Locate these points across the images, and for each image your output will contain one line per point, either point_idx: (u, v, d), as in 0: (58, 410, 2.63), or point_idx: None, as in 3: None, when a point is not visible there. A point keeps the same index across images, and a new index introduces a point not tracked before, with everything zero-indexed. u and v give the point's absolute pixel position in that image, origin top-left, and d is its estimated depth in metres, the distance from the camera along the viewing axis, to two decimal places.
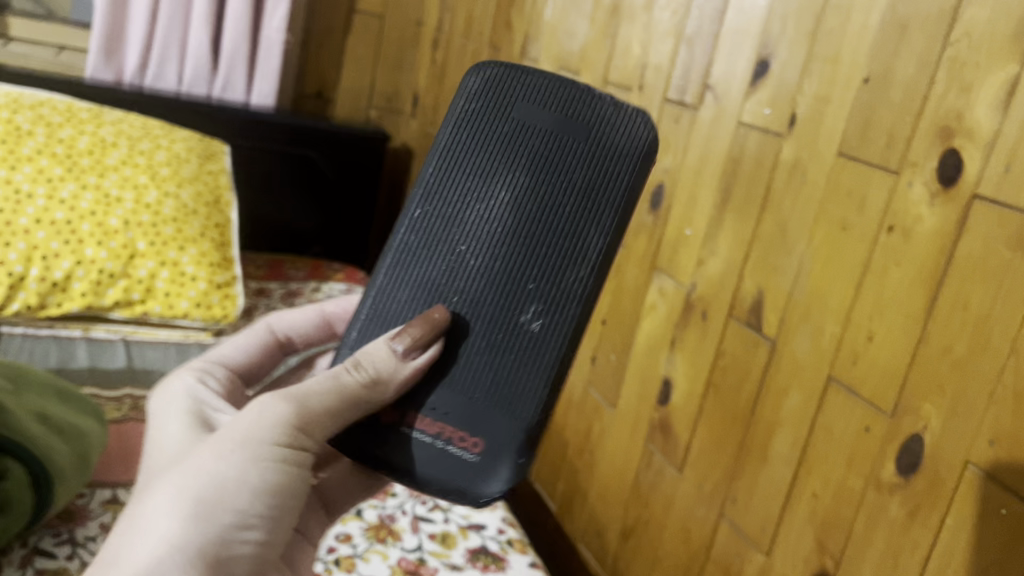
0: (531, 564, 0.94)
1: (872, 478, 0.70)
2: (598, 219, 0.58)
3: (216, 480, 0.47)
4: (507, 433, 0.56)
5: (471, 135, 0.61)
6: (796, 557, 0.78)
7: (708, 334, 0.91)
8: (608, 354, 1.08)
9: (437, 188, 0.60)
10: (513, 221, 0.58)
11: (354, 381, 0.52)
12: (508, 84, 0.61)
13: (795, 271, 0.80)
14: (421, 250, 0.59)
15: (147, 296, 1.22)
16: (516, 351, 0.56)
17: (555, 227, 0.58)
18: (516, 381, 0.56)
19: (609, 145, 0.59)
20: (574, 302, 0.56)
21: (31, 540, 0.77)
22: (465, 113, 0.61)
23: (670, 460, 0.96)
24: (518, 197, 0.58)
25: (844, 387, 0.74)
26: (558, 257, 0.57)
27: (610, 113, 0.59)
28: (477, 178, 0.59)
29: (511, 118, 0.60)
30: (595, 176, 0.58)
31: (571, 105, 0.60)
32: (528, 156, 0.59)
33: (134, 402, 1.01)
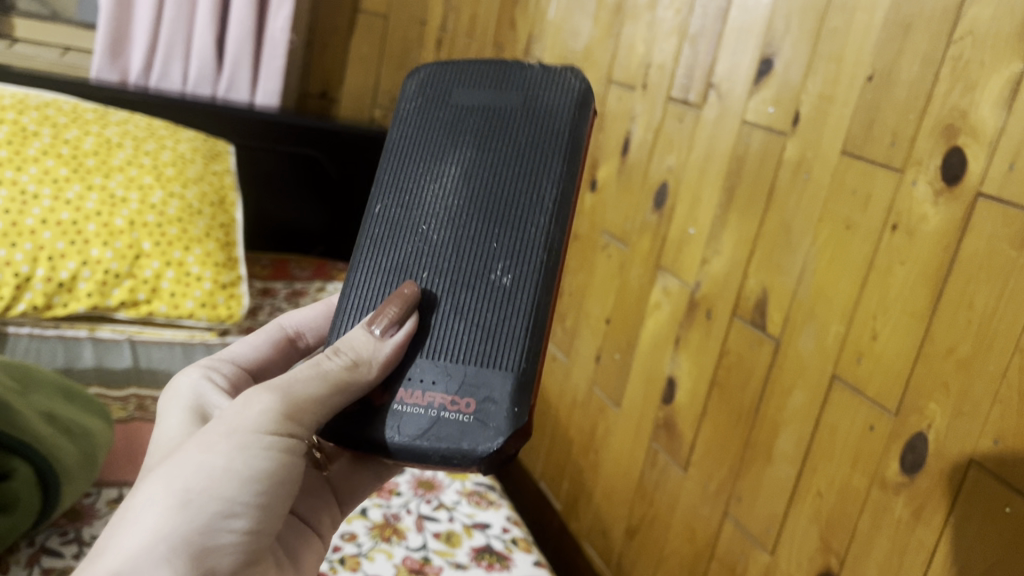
0: (535, 563, 0.94)
1: (876, 477, 0.70)
2: (548, 169, 0.61)
3: (202, 468, 0.47)
4: (498, 385, 0.57)
5: (418, 130, 0.66)
6: (801, 556, 0.78)
7: (712, 333, 0.91)
8: (613, 353, 1.08)
9: (395, 179, 0.64)
10: (469, 190, 0.62)
11: (337, 366, 0.53)
12: (440, 84, 0.67)
13: (800, 270, 0.80)
14: (389, 234, 0.62)
15: (152, 296, 1.22)
16: (488, 305, 0.58)
17: (509, 186, 0.61)
18: (495, 335, 0.58)
19: (544, 103, 0.64)
20: (537, 250, 0.59)
21: (37, 540, 0.77)
22: (408, 115, 0.67)
23: (674, 459, 0.96)
24: (470, 168, 0.62)
25: (848, 386, 0.74)
26: (516, 211, 0.60)
27: (539, 77, 0.65)
28: (429, 161, 0.64)
29: (451, 107, 0.66)
30: (538, 133, 0.63)
31: (501, 80, 0.65)
32: (473, 132, 0.64)
33: (140, 401, 1.02)
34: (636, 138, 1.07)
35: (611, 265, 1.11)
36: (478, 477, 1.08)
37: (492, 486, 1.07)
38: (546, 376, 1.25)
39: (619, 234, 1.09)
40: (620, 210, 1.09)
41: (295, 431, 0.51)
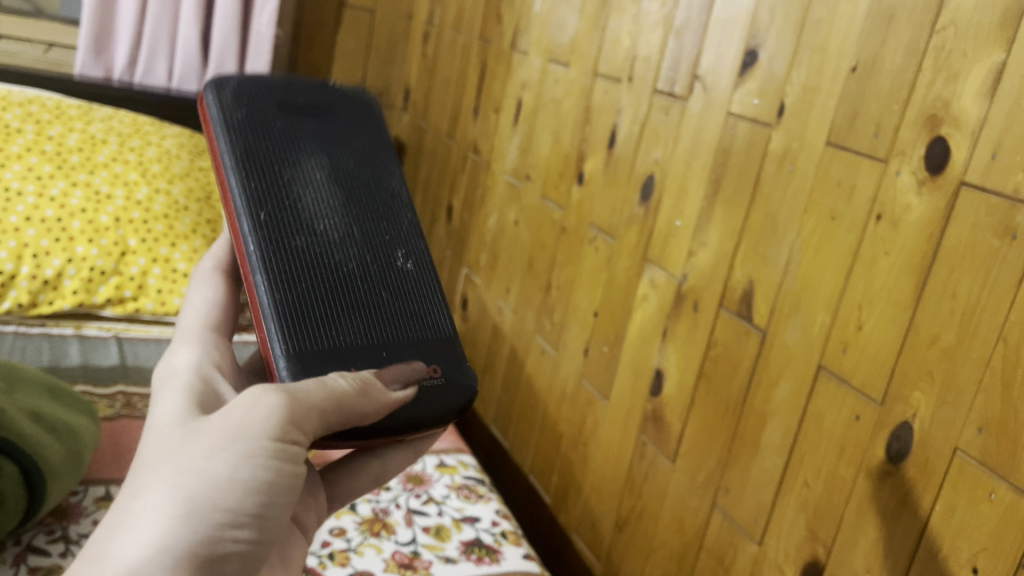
0: (525, 556, 0.94)
1: (862, 467, 0.71)
2: (390, 174, 0.65)
3: (204, 477, 0.45)
4: (445, 345, 0.60)
5: (255, 136, 0.59)
6: (788, 546, 0.78)
7: (699, 324, 0.91)
8: (601, 346, 1.09)
9: (261, 184, 0.57)
10: (343, 193, 0.61)
11: (346, 386, 0.51)
12: (251, 91, 0.61)
13: (785, 262, 0.80)
14: (284, 241, 0.56)
15: (139, 293, 1.22)
16: (401, 290, 0.59)
17: (372, 188, 0.63)
18: (426, 307, 0.60)
19: (358, 119, 0.67)
20: (421, 236, 0.63)
21: (24, 538, 0.77)
22: (236, 121, 0.59)
23: (663, 451, 0.96)
24: (333, 171, 0.61)
25: (834, 376, 0.74)
26: (389, 208, 0.63)
27: (339, 95, 0.67)
28: (292, 168, 0.59)
29: (275, 115, 0.61)
30: (366, 144, 0.65)
31: (310, 91, 0.64)
32: (315, 137, 0.62)
33: (127, 399, 1.01)
34: (622, 131, 1.07)
35: (598, 258, 1.11)
36: (467, 471, 1.08)
37: (481, 480, 1.07)
38: (534, 370, 1.25)
39: (607, 227, 1.09)
40: (607, 203, 1.09)
41: (298, 438, 0.48)
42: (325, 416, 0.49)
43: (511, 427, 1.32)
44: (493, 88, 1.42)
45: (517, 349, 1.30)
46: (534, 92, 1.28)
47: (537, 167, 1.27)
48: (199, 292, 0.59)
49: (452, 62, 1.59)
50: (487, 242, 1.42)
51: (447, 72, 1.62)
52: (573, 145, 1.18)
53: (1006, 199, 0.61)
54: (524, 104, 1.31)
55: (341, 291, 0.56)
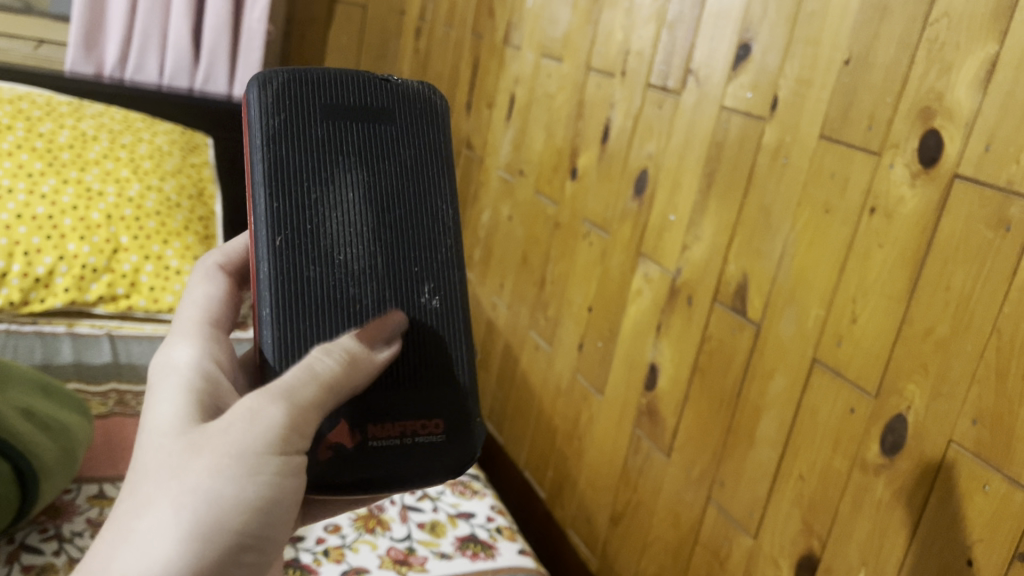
0: (520, 551, 0.94)
1: (857, 460, 0.71)
2: (441, 188, 0.61)
3: (210, 496, 0.42)
4: (455, 397, 0.59)
5: (292, 147, 0.56)
6: (783, 539, 0.78)
7: (693, 319, 0.91)
8: (595, 341, 1.08)
9: (286, 203, 0.55)
10: (375, 216, 0.57)
11: (333, 366, 0.49)
12: (297, 90, 0.57)
13: (779, 255, 0.80)
14: (297, 274, 0.54)
15: (131, 291, 1.21)
16: (418, 328, 0.58)
17: (414, 208, 0.59)
18: (441, 350, 0.59)
19: (417, 120, 0.61)
20: (454, 268, 0.60)
21: (17, 537, 0.76)
22: (274, 128, 0.56)
23: (657, 445, 0.96)
24: (369, 189, 0.58)
25: (828, 369, 0.74)
26: (427, 232, 0.59)
27: (403, 91, 0.61)
28: (324, 186, 0.56)
29: (318, 120, 0.57)
30: (419, 152, 0.61)
31: (366, 90, 0.60)
32: (359, 148, 0.58)
33: (120, 396, 1.01)
34: (615, 125, 1.07)
35: (592, 253, 1.11)
36: None
37: (476, 476, 1.07)
38: (529, 365, 1.25)
39: (600, 222, 1.09)
40: (601, 198, 1.09)
41: (299, 447, 0.46)
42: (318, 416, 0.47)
43: (505, 423, 1.32)
44: (486, 83, 1.42)
45: (512, 345, 1.30)
46: (527, 87, 1.28)
47: (531, 162, 1.27)
48: (199, 288, 0.58)
49: (445, 58, 1.59)
50: (481, 238, 1.42)
51: (440, 67, 1.61)
52: (567, 140, 1.18)
53: (999, 191, 0.61)
54: (517, 98, 1.31)
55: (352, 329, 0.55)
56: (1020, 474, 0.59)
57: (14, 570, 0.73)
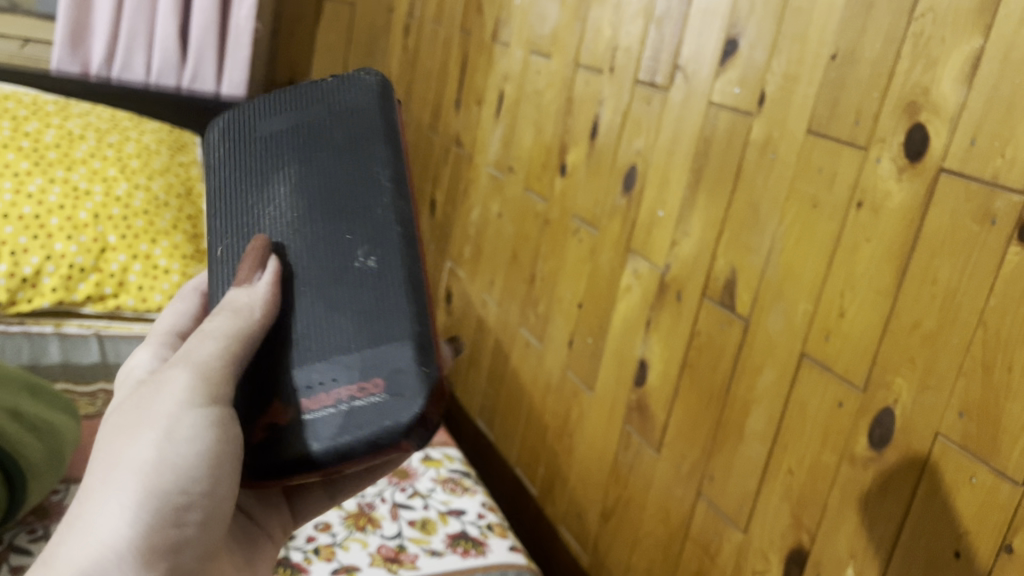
0: (511, 548, 0.94)
1: (846, 453, 0.71)
2: (373, 156, 0.61)
3: (135, 464, 0.47)
4: (395, 353, 0.53)
5: (233, 169, 0.64)
6: (773, 533, 0.79)
7: (682, 314, 0.91)
8: (585, 337, 1.09)
9: (234, 225, 0.61)
10: (302, 202, 0.60)
11: (223, 321, 0.52)
12: (241, 122, 0.66)
13: (767, 250, 0.81)
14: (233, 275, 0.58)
15: (119, 290, 1.21)
16: (350, 294, 0.56)
17: (343, 182, 0.60)
18: (378, 309, 0.55)
19: (349, 105, 0.63)
20: (392, 226, 0.58)
21: (5, 537, 0.76)
22: (219, 159, 0.65)
23: (648, 441, 0.96)
24: (297, 178, 0.60)
25: (817, 363, 0.75)
26: (359, 201, 0.59)
27: (337, 84, 0.65)
28: (254, 191, 0.61)
29: (257, 138, 0.64)
30: (353, 130, 0.62)
31: (303, 96, 0.65)
32: (292, 145, 0.62)
33: (109, 396, 1.00)
34: (604, 121, 1.07)
35: (582, 250, 1.11)
36: (453, 464, 1.08)
37: (467, 473, 1.07)
38: (519, 362, 1.25)
39: (590, 219, 1.09)
40: (590, 195, 1.09)
41: (217, 404, 0.50)
42: (231, 371, 0.52)
43: (496, 420, 1.32)
44: (475, 80, 1.41)
45: (502, 342, 1.30)
46: (516, 84, 1.28)
47: (520, 159, 1.27)
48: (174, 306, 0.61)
49: (433, 55, 1.59)
50: (471, 235, 1.42)
51: (428, 64, 1.61)
52: (556, 137, 1.18)
53: (985, 185, 0.61)
54: (506, 96, 1.31)
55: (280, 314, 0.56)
56: (1006, 466, 0.59)
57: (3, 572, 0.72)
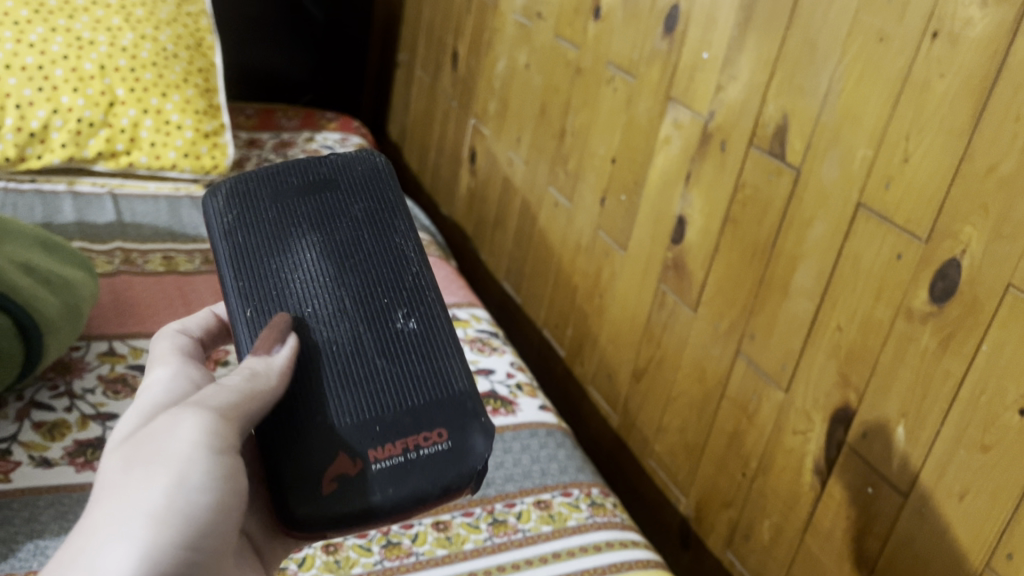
0: (541, 407, 0.93)
1: (902, 307, 0.67)
2: (417, 268, 0.57)
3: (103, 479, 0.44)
4: (367, 436, 0.50)
5: (253, 234, 0.55)
6: (818, 392, 0.75)
7: (727, 165, 0.85)
8: (619, 195, 1.03)
9: (274, 290, 0.53)
10: (340, 274, 0.54)
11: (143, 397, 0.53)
12: (249, 184, 0.56)
13: (824, 91, 0.74)
14: (257, 263, 0.54)
15: (131, 147, 1.18)
16: (400, 407, 0.52)
17: (382, 275, 0.55)
18: (390, 402, 0.52)
19: (374, 193, 0.58)
20: (446, 346, 0.55)
21: (27, 393, 0.81)
22: (242, 218, 0.55)
23: (684, 299, 0.92)
24: (329, 246, 0.55)
25: (874, 214, 0.69)
26: (408, 303, 0.55)
27: (329, 164, 0.58)
28: (281, 255, 0.54)
29: (271, 205, 0.56)
30: (400, 241, 0.57)
31: (305, 168, 0.58)
32: (320, 211, 0.56)
33: (126, 254, 1.04)
34: None
35: (617, 100, 1.03)
36: (480, 324, 1.05)
37: (495, 333, 1.04)
38: (547, 223, 1.20)
39: (626, 65, 1.02)
40: (627, 39, 1.01)
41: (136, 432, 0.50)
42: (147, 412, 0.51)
43: (524, 281, 1.29)
44: None
45: (529, 202, 1.25)
46: None
47: (549, 4, 1.18)
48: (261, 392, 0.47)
49: None
50: (496, 89, 1.33)
51: None
52: None
53: None
54: None
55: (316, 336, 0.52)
56: None
57: (6, 441, 0.75)
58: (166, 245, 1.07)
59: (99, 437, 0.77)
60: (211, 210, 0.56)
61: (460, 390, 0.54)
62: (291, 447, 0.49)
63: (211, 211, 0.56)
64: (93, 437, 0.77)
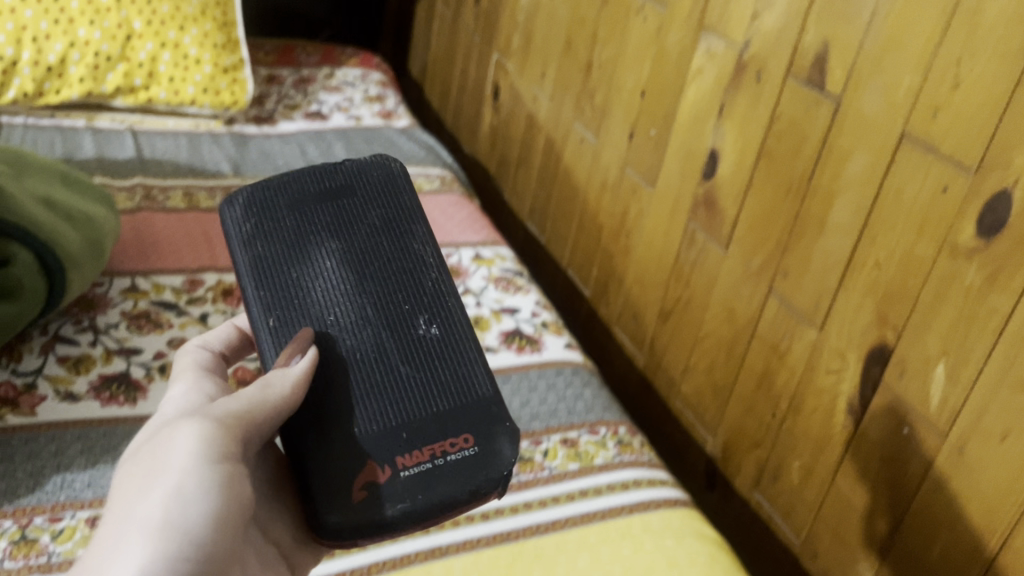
0: (566, 346, 0.91)
1: (946, 243, 0.64)
2: (437, 276, 0.57)
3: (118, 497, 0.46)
4: (395, 445, 0.50)
5: (273, 241, 0.54)
6: (853, 332, 0.73)
7: (762, 97, 0.82)
8: (648, 130, 1.00)
9: (297, 299, 0.52)
10: (362, 284, 0.54)
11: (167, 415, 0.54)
12: (265, 191, 0.56)
13: (869, 16, 0.70)
14: (278, 272, 0.53)
15: (150, 82, 1.16)
16: (426, 417, 0.51)
17: (403, 283, 0.55)
18: (416, 410, 0.51)
19: (389, 202, 0.58)
20: (469, 352, 0.55)
21: (51, 328, 0.80)
22: (260, 226, 0.54)
23: (714, 237, 0.90)
24: (350, 255, 0.54)
25: (919, 145, 0.66)
26: (430, 311, 0.55)
27: (343, 172, 0.58)
28: (302, 263, 0.53)
29: (288, 212, 0.55)
30: (418, 249, 0.57)
31: (320, 176, 0.57)
32: (338, 220, 0.56)
33: (147, 191, 1.02)
34: None
35: (647, 30, 1.00)
36: (505, 263, 1.03)
37: (520, 272, 1.02)
38: (572, 160, 1.17)
39: None
40: None
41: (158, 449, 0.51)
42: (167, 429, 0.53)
43: (547, 221, 1.26)
44: None
45: (554, 139, 1.22)
46: None
47: None
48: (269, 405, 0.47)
49: None
50: (520, 21, 1.29)
51: None
52: None
53: None
54: None
55: (342, 345, 0.52)
56: None
57: (30, 375, 0.75)
58: (187, 182, 1.06)
59: (124, 372, 0.77)
60: (227, 219, 0.55)
61: (484, 395, 0.54)
62: (322, 457, 0.49)
63: (227, 218, 0.55)
64: (118, 372, 0.77)
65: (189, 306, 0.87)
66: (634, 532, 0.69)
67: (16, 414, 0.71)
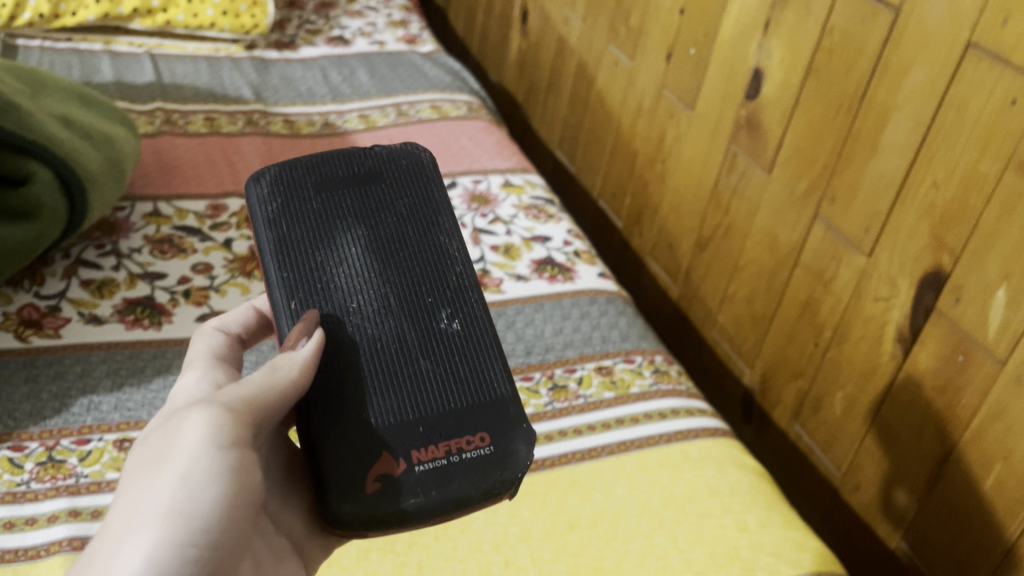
0: (600, 275, 0.88)
1: (1013, 160, 0.60)
2: (465, 268, 0.51)
3: None
4: (408, 439, 0.45)
5: (296, 223, 0.50)
6: (906, 257, 0.70)
7: (812, 8, 0.76)
8: (687, 49, 0.95)
9: (316, 284, 0.48)
10: (386, 272, 0.49)
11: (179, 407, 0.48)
12: (293, 171, 0.51)
13: None
14: (300, 255, 0.49)
15: (167, 4, 1.12)
16: (444, 414, 0.46)
17: (429, 273, 0.50)
18: (434, 406, 0.46)
19: (421, 188, 0.53)
20: (494, 351, 0.49)
21: (73, 252, 0.79)
22: (284, 206, 0.50)
23: (757, 161, 0.86)
24: (375, 241, 0.50)
25: (987, 55, 0.61)
26: (457, 304, 0.50)
27: (375, 156, 0.53)
28: (324, 248, 0.49)
29: (314, 194, 0.51)
30: (447, 238, 0.52)
31: (350, 159, 0.53)
32: (366, 204, 0.51)
33: (167, 115, 0.99)
34: None
35: None
36: (535, 190, 0.99)
37: (551, 199, 0.99)
38: (605, 85, 1.13)
39: None
40: None
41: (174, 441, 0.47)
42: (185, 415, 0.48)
43: (578, 149, 1.22)
44: None
45: (586, 63, 1.17)
46: None
47: None
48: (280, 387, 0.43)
49: None
50: None
51: None
52: None
53: None
54: None
55: (360, 334, 0.47)
56: None
57: (53, 298, 0.73)
58: (208, 106, 1.03)
59: (148, 296, 0.75)
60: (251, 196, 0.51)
61: (504, 394, 0.48)
62: (334, 444, 0.44)
63: (252, 196, 0.51)
64: (142, 296, 0.75)
65: (213, 230, 0.84)
66: (672, 460, 0.67)
67: (40, 336, 0.69)
